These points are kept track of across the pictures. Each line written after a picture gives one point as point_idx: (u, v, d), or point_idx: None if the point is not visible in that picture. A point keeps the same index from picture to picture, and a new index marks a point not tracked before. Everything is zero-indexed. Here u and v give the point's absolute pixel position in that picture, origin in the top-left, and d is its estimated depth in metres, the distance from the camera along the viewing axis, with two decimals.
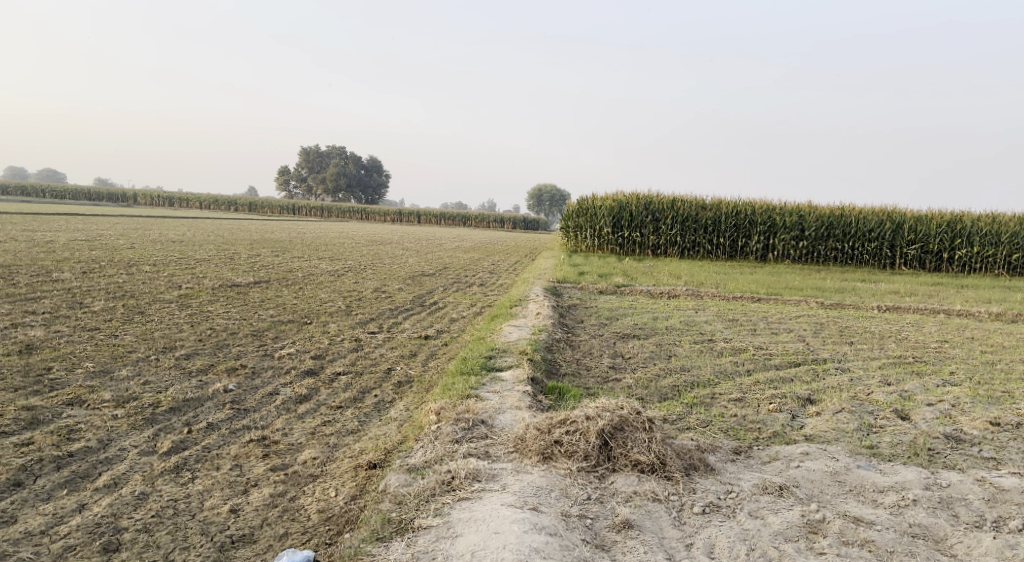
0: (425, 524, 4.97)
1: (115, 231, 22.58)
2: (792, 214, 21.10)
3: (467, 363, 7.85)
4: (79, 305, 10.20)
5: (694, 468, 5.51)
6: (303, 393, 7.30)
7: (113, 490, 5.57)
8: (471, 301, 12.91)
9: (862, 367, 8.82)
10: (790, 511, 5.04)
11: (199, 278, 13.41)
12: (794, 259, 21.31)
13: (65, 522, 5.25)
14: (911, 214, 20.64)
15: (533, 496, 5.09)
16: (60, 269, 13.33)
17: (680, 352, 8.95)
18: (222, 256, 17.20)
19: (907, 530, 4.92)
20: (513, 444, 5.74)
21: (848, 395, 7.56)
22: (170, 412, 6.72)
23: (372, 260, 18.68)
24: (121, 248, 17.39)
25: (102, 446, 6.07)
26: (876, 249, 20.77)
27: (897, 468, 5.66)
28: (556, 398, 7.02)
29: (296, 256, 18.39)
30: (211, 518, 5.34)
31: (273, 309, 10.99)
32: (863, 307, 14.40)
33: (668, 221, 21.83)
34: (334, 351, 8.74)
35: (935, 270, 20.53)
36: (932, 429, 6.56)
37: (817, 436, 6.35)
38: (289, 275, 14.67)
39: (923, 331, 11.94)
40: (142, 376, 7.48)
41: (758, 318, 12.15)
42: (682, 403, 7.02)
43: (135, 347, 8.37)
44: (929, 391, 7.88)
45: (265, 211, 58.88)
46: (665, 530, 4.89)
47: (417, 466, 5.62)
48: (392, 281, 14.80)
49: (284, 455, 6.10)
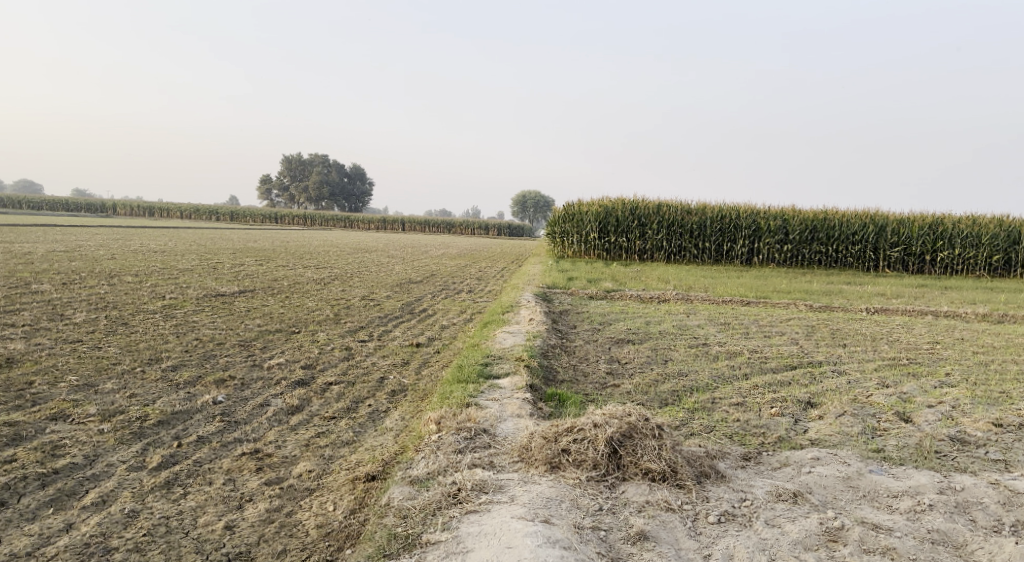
0: (433, 539, 4.81)
1: (95, 242, 22.23)
2: (777, 218, 21.12)
3: (464, 370, 7.69)
4: (61, 317, 9.96)
5: (704, 476, 5.39)
6: (295, 404, 7.12)
7: (101, 508, 5.36)
8: (460, 307, 12.76)
9: (858, 369, 8.76)
10: (807, 518, 4.93)
11: (182, 288, 13.16)
12: (779, 263, 21.32)
13: (52, 543, 5.05)
14: (894, 216, 20.71)
15: (544, 508, 4.95)
16: (39, 280, 13.05)
17: (675, 357, 8.84)
18: (205, 266, 16.94)
19: (926, 536, 4.83)
20: (519, 453, 5.60)
21: (848, 398, 7.47)
22: (158, 426, 6.51)
23: (358, 268, 18.49)
24: (101, 259, 17.06)
25: (89, 462, 5.86)
26: (859, 252, 20.81)
27: (909, 472, 5.57)
28: (556, 405, 6.87)
29: (280, 265, 18.19)
30: (206, 535, 5.15)
31: (260, 318, 10.78)
32: (850, 309, 14.38)
33: (654, 226, 21.79)
34: (324, 360, 8.55)
35: (919, 272, 20.57)
36: (936, 431, 6.49)
37: (823, 440, 6.25)
38: (274, 284, 14.45)
39: (914, 332, 11.92)
40: (127, 389, 7.26)
41: (749, 321, 12.08)
42: (683, 409, 6.91)
43: (120, 359, 8.15)
44: (928, 392, 7.82)
45: (247, 220, 58.52)
46: (681, 541, 4.76)
47: (421, 478, 5.47)
48: (380, 288, 14.64)
49: (279, 469, 5.91)
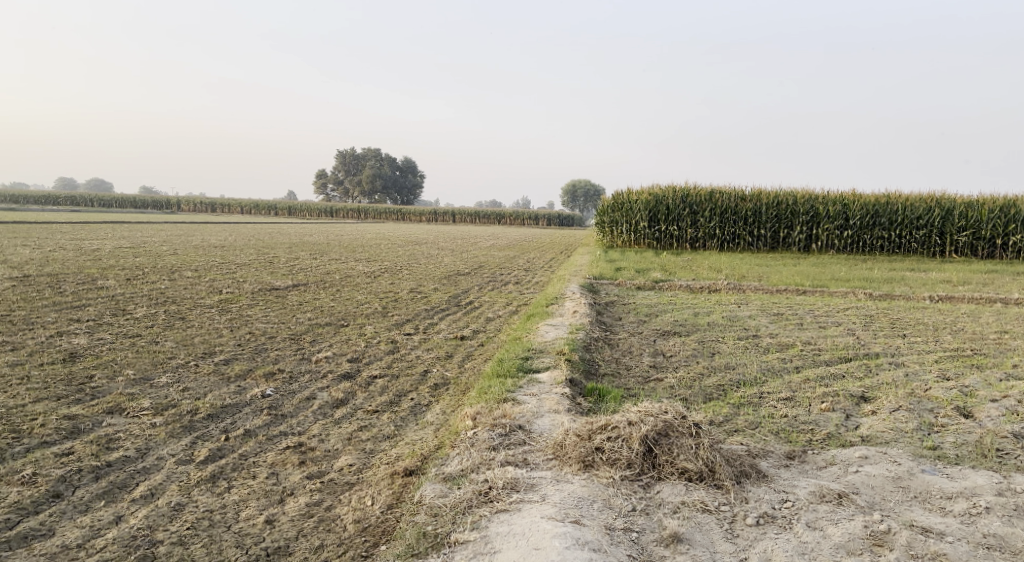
0: (462, 539, 4.77)
1: (158, 237, 22.77)
2: (836, 203, 20.54)
3: (504, 364, 7.63)
4: (122, 312, 10.25)
5: (745, 476, 5.23)
6: (340, 397, 7.16)
7: (149, 501, 5.46)
8: (506, 300, 12.72)
9: (918, 361, 8.41)
10: (851, 521, 4.74)
11: (239, 283, 13.40)
12: (839, 250, 20.77)
13: (102, 535, 5.14)
14: (962, 199, 19.85)
15: (575, 508, 4.88)
16: (105, 276, 13.45)
17: (724, 350, 8.62)
18: (261, 260, 17.27)
19: (981, 541, 4.59)
20: (552, 451, 5.53)
21: (905, 392, 7.16)
22: (208, 419, 6.62)
23: (409, 260, 18.60)
24: (163, 255, 17.52)
25: (141, 455, 5.99)
26: (924, 237, 20.05)
27: (965, 472, 5.32)
28: (595, 400, 6.76)
29: (333, 258, 18.43)
30: (246, 529, 5.19)
31: (310, 311, 10.92)
32: (912, 298, 13.82)
33: (706, 214, 21.39)
34: (370, 353, 8.60)
35: (988, 258, 19.71)
36: (999, 428, 6.18)
37: (874, 437, 6.02)
38: (326, 277, 14.64)
39: (980, 321, 11.41)
40: (181, 382, 7.41)
41: (804, 311, 11.72)
42: (728, 404, 6.73)
43: (175, 353, 8.33)
44: (992, 385, 7.46)
45: (302, 214, 59.64)
46: (717, 544, 4.63)
47: (453, 475, 5.44)
48: (428, 281, 14.68)
49: (320, 462, 5.95)
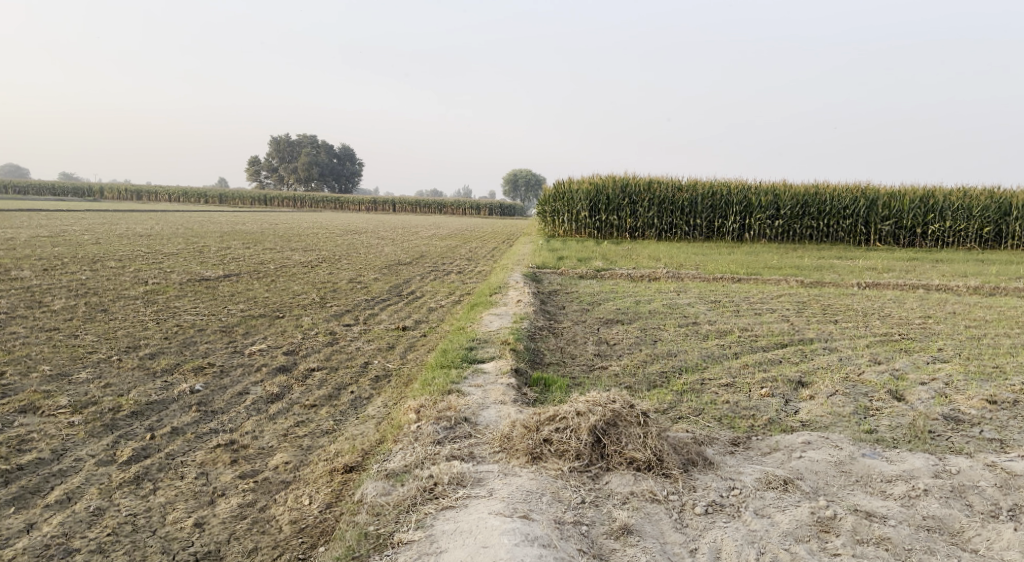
0: (406, 539, 4.62)
1: (80, 226, 21.72)
2: (768, 193, 20.88)
3: (448, 355, 7.49)
4: (38, 305, 9.70)
5: (692, 464, 5.23)
6: (275, 392, 6.90)
7: (65, 507, 5.14)
8: (447, 289, 12.52)
9: (850, 346, 8.58)
10: (798, 508, 4.77)
11: (167, 273, 12.85)
12: (771, 239, 21.24)
13: (11, 545, 4.82)
14: (885, 190, 20.50)
15: (523, 502, 4.78)
16: (20, 267, 12.72)
17: (665, 337, 8.66)
18: (191, 250, 16.64)
19: (921, 524, 4.68)
20: (500, 443, 5.42)
21: (840, 377, 7.29)
22: (131, 417, 6.29)
23: (347, 249, 18.19)
24: (86, 244, 16.68)
25: (57, 456, 5.65)
26: (850, 226, 20.68)
27: (904, 455, 5.42)
28: (541, 390, 6.69)
29: (268, 248, 17.91)
30: (174, 533, 4.94)
31: (244, 302, 10.55)
32: (842, 285, 14.16)
33: (645, 204, 21.54)
34: (307, 345, 8.33)
35: (909, 246, 20.43)
36: (930, 410, 6.33)
37: (814, 422, 6.09)
38: (260, 267, 14.18)
39: (906, 306, 11.78)
40: (102, 378, 7.04)
41: (740, 299, 11.89)
42: (672, 391, 6.73)
43: (96, 347, 7.91)
44: (920, 368, 7.67)
45: (235, 202, 58.02)
46: (667, 535, 4.60)
47: (396, 472, 5.29)
48: (367, 270, 14.35)
49: (254, 461, 5.71)
